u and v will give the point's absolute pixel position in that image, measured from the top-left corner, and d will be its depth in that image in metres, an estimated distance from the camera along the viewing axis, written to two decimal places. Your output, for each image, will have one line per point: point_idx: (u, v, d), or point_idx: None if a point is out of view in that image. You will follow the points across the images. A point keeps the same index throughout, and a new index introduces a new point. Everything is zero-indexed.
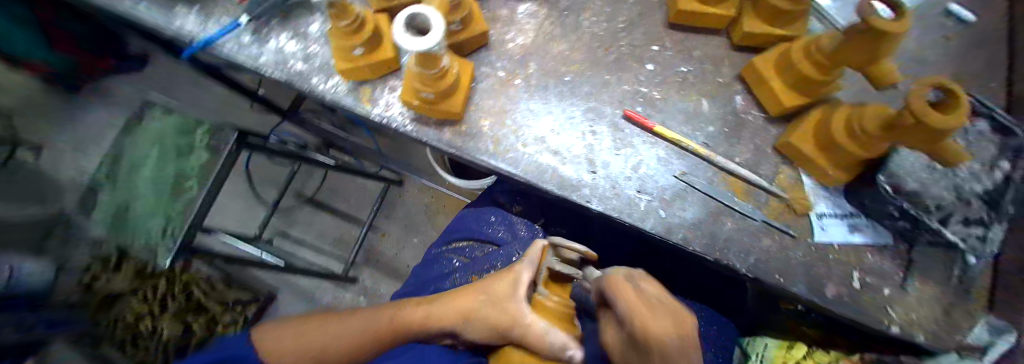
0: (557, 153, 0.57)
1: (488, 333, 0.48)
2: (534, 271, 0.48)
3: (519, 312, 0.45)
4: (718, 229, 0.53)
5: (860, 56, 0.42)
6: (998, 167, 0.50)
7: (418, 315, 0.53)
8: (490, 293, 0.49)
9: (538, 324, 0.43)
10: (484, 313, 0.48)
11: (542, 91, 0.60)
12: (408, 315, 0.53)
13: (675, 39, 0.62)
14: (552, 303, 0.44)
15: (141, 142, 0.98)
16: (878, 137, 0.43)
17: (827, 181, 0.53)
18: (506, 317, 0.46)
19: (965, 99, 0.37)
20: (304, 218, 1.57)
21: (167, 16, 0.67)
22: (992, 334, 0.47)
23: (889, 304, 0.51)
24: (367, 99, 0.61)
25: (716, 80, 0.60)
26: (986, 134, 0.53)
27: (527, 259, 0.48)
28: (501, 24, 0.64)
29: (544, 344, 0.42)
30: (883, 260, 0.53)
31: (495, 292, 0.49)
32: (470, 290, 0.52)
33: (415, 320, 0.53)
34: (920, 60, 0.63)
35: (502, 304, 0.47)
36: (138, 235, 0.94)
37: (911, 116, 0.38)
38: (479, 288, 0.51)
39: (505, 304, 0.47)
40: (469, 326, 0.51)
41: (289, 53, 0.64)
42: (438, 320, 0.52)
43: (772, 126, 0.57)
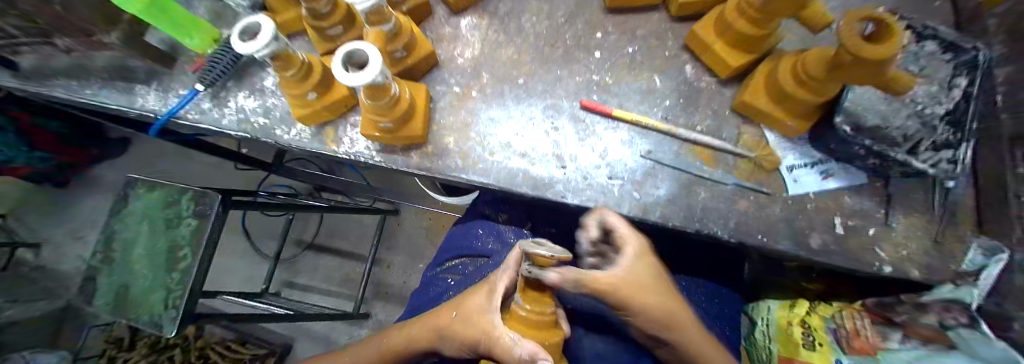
0: (524, 156, 0.57)
1: (464, 350, 0.46)
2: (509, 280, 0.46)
3: (491, 324, 0.43)
4: (694, 200, 0.53)
5: (787, 7, 0.43)
6: (956, 85, 0.48)
7: (400, 339, 0.51)
8: (464, 309, 0.47)
9: (509, 335, 0.41)
10: (457, 330, 0.46)
11: (499, 98, 0.61)
12: (391, 341, 0.52)
13: (617, 23, 0.63)
14: (524, 314, 0.40)
15: (130, 222, 0.99)
16: (825, 81, 0.43)
17: (790, 133, 0.53)
18: (478, 332, 0.44)
19: (897, 27, 0.37)
20: (307, 266, 1.57)
21: (128, 97, 0.69)
22: (985, 257, 0.47)
23: (877, 243, 0.51)
24: (333, 139, 0.62)
25: (664, 54, 0.61)
26: (936, 55, 0.50)
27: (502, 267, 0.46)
28: (447, 42, 0.65)
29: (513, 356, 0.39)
30: (863, 200, 0.53)
31: (469, 306, 0.47)
32: (447, 307, 0.50)
33: (397, 346, 0.51)
34: None
35: (475, 318, 0.45)
36: (139, 313, 0.92)
37: (848, 55, 0.38)
38: (453, 305, 0.49)
39: (479, 317, 0.45)
40: (446, 343, 0.48)
41: (249, 110, 0.65)
42: (417, 342, 0.50)
43: (727, 88, 0.58)
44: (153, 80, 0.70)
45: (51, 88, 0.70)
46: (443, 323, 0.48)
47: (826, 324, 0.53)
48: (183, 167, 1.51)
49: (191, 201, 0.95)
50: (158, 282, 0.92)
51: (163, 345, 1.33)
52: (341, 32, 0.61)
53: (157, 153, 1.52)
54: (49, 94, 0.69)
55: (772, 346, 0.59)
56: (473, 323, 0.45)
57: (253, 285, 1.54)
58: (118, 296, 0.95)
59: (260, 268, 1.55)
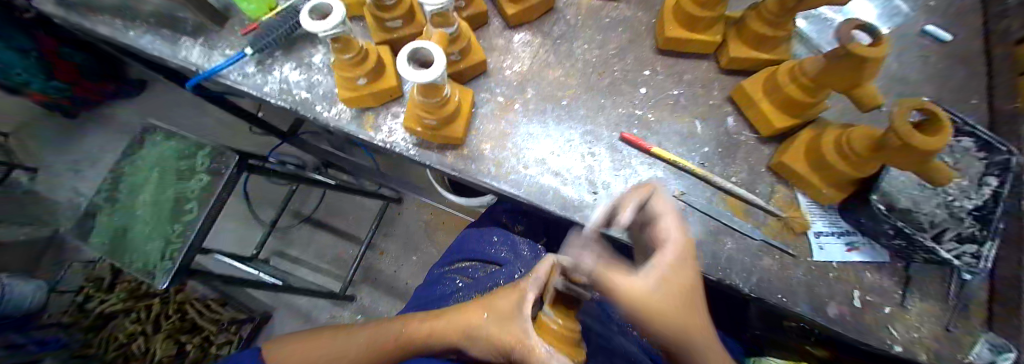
0: (558, 175, 0.58)
1: (490, 354, 0.44)
2: (540, 290, 0.44)
3: (523, 332, 0.41)
4: (718, 249, 0.54)
5: (842, 80, 0.45)
6: (986, 183, 0.50)
7: (422, 331, 0.50)
8: (495, 311, 0.45)
9: (542, 347, 0.40)
10: (488, 332, 0.44)
11: (541, 115, 0.62)
12: (412, 331, 0.50)
13: (665, 64, 0.65)
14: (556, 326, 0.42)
15: (141, 167, 0.98)
16: (868, 158, 0.44)
17: (822, 200, 0.54)
18: (510, 338, 0.42)
19: (947, 120, 0.39)
20: (302, 240, 1.56)
21: (172, 48, 0.69)
22: (994, 353, 0.48)
23: (890, 322, 0.51)
24: (371, 125, 0.62)
25: (708, 103, 0.62)
26: (971, 151, 0.53)
27: (534, 276, 0.44)
28: (498, 53, 0.67)
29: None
30: (881, 278, 0.54)
31: (500, 309, 0.45)
32: (476, 307, 0.48)
33: (418, 336, 0.49)
34: (902, 79, 0.65)
35: (507, 323, 0.43)
36: (132, 261, 0.90)
37: (896, 138, 0.39)
38: (484, 304, 0.48)
39: (510, 322, 0.43)
40: (471, 344, 0.47)
41: (293, 82, 0.66)
42: (441, 338, 0.48)
43: (764, 146, 0.59)
44: (199, 34, 0.70)
45: (97, 25, 0.70)
46: (472, 323, 0.46)
47: None
48: (198, 120, 1.50)
49: (207, 157, 0.96)
50: (158, 231, 0.91)
51: (143, 293, 1.26)
52: (400, 25, 0.62)
53: (173, 101, 1.51)
54: (95, 31, 0.70)
55: None
56: (506, 329, 0.43)
57: (245, 249, 1.52)
58: (114, 238, 0.93)
59: (254, 234, 1.54)
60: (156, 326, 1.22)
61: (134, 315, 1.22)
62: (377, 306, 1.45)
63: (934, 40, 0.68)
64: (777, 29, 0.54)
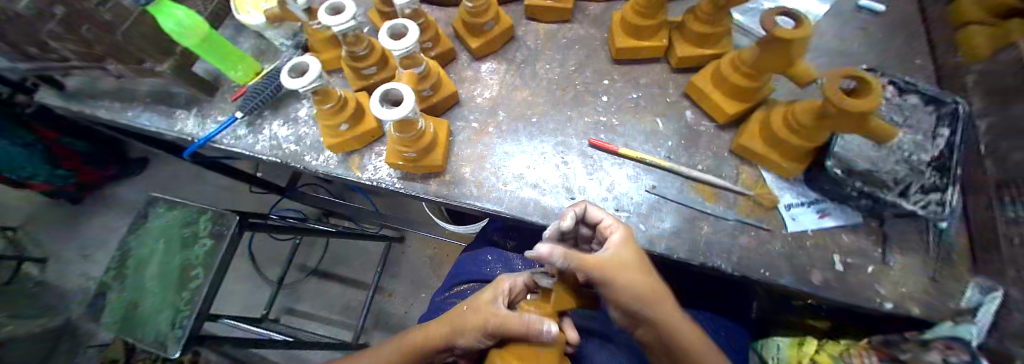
0: (536, 186, 0.61)
1: (478, 341, 0.47)
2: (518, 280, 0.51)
3: (497, 309, 0.46)
4: (697, 234, 0.56)
5: (775, 62, 0.49)
6: (939, 135, 0.53)
7: (415, 338, 0.52)
8: (473, 302, 0.50)
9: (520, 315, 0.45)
10: (468, 319, 0.48)
11: (513, 134, 0.66)
12: (408, 340, 0.53)
13: (622, 71, 0.70)
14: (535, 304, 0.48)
15: (147, 239, 1.02)
16: (816, 129, 0.47)
17: (787, 174, 0.57)
18: (485, 317, 0.46)
19: (875, 83, 0.42)
20: (310, 291, 1.56)
21: (169, 122, 0.74)
22: (981, 295, 0.49)
23: (876, 282, 0.52)
24: (357, 166, 0.66)
25: (666, 100, 0.66)
26: (920, 106, 0.56)
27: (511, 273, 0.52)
28: (468, 84, 0.72)
29: (522, 323, 0.44)
30: (859, 239, 0.55)
31: (477, 299, 0.50)
32: (458, 304, 0.52)
33: (413, 347, 0.52)
34: (845, 53, 0.70)
35: (481, 307, 0.48)
36: (144, 333, 0.92)
37: (832, 106, 0.42)
38: (465, 301, 0.52)
39: (486, 306, 0.48)
40: (459, 338, 0.49)
41: (281, 137, 0.70)
42: (433, 338, 0.50)
43: (725, 132, 0.63)
44: (193, 107, 0.76)
45: (97, 110, 0.76)
46: (456, 316, 0.50)
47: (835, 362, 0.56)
48: (199, 188, 1.56)
49: (209, 221, 0.99)
50: (165, 302, 0.93)
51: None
52: (375, 72, 0.67)
53: (175, 174, 1.57)
54: (95, 116, 0.75)
55: None
56: (480, 311, 0.47)
57: (253, 309, 1.53)
58: (124, 310, 0.95)
59: (262, 293, 1.55)
60: None
61: None
62: None
63: (867, 13, 0.73)
64: (709, 25, 0.59)
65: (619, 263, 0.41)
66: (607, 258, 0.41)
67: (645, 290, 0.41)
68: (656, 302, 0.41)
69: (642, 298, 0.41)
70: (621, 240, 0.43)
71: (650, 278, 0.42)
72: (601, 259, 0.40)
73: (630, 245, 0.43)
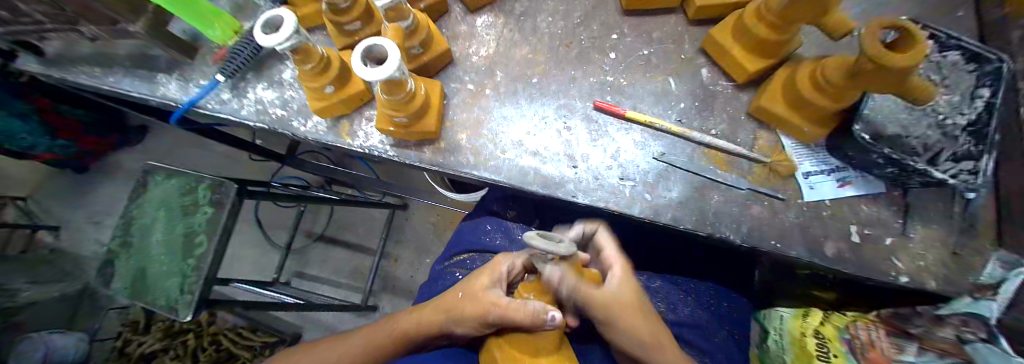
0: (536, 154, 0.58)
1: (474, 329, 0.48)
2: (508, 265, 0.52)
3: (496, 296, 0.46)
4: (705, 204, 0.53)
5: (805, 11, 0.43)
6: (979, 96, 0.47)
7: (412, 323, 0.52)
8: (469, 289, 0.50)
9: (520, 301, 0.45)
10: (464, 307, 0.48)
11: (512, 97, 0.61)
12: (405, 323, 0.52)
13: (632, 25, 0.63)
14: (531, 288, 0.49)
15: (148, 208, 1.01)
16: (841, 86, 0.43)
17: (807, 139, 0.52)
18: (484, 305, 0.47)
19: (920, 32, 0.37)
20: (318, 257, 1.59)
21: (151, 85, 0.70)
22: (1004, 270, 0.45)
23: (893, 253, 0.50)
24: (347, 133, 0.63)
25: (680, 57, 0.60)
26: (960, 65, 0.49)
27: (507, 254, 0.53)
28: (463, 41, 0.66)
29: (523, 313, 0.43)
30: (880, 209, 0.52)
31: (474, 284, 0.50)
32: (450, 291, 0.52)
33: (409, 330, 0.52)
34: (882, 2, 0.62)
35: (478, 294, 0.48)
36: (155, 297, 0.94)
37: (868, 60, 0.37)
38: (460, 285, 0.52)
39: (482, 293, 0.48)
40: (452, 323, 0.50)
41: (268, 102, 0.67)
42: (428, 325, 0.51)
43: (743, 92, 0.57)
44: (174, 69, 0.71)
45: (76, 75, 0.71)
46: (450, 304, 0.50)
47: (840, 334, 0.53)
48: (198, 156, 1.53)
49: (208, 189, 0.96)
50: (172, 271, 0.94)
51: (178, 330, 1.30)
52: (360, 28, 0.62)
53: (173, 141, 1.55)
54: (73, 80, 0.71)
55: (787, 356, 0.59)
56: (477, 300, 0.48)
57: (264, 273, 1.57)
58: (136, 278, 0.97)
59: (271, 258, 1.58)
60: (195, 359, 1.25)
61: (172, 351, 1.25)
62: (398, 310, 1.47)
63: None
64: None
65: (620, 302, 0.45)
66: (609, 291, 0.46)
67: (640, 332, 0.45)
68: (659, 345, 0.45)
69: (645, 343, 0.44)
70: (624, 275, 0.48)
71: (645, 321, 0.45)
72: (606, 301, 0.45)
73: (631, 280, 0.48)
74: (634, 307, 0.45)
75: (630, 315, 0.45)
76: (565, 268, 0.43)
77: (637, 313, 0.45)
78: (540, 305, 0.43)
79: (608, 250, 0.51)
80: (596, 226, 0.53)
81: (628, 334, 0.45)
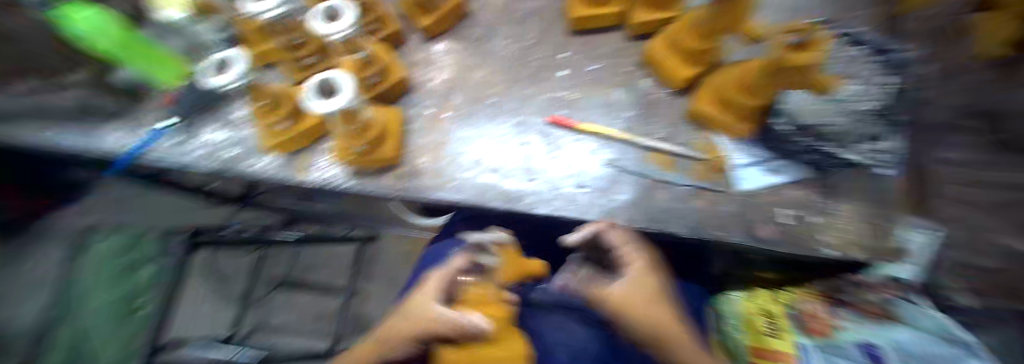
0: (496, 171, 0.60)
1: (408, 347, 0.45)
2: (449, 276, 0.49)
3: (429, 308, 0.45)
4: (656, 202, 0.57)
5: (726, 21, 0.50)
6: (880, 84, 0.58)
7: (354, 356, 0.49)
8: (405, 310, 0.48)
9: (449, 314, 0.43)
10: (399, 324, 0.47)
11: (470, 118, 0.64)
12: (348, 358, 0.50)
13: (579, 44, 0.69)
14: (476, 293, 0.48)
15: None
16: (764, 86, 0.49)
17: (735, 135, 0.59)
18: (418, 320, 0.45)
19: (818, 34, 0.44)
20: (283, 304, 1.50)
21: (89, 135, 0.66)
22: (925, 236, 0.51)
23: (822, 231, 0.54)
24: (301, 167, 0.62)
25: (623, 70, 0.66)
26: (862, 60, 0.61)
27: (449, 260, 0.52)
28: (420, 67, 0.69)
29: (441, 326, 0.43)
30: (806, 191, 0.57)
31: (412, 300, 0.48)
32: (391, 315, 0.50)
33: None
34: (789, 13, 0.72)
35: (413, 310, 0.46)
36: None
37: (777, 60, 0.44)
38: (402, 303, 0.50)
39: (418, 308, 0.46)
40: (388, 344, 0.47)
41: (218, 143, 0.65)
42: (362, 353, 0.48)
43: (680, 97, 0.63)
44: (123, 114, 0.69)
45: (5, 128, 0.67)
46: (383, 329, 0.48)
47: (787, 309, 0.56)
48: None
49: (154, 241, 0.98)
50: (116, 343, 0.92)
51: None
52: (316, 62, 0.64)
53: None
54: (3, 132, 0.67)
55: (738, 337, 0.59)
56: (410, 316, 0.46)
57: (217, 328, 1.39)
58: None
59: (224, 315, 1.42)
60: None
61: None
62: None
63: None
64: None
65: (637, 297, 0.45)
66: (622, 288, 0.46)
67: (656, 325, 0.44)
68: (674, 340, 0.43)
69: (658, 336, 0.43)
70: (642, 273, 0.47)
71: (661, 315, 0.44)
72: (620, 295, 0.45)
73: (649, 272, 0.48)
74: (649, 302, 0.45)
75: (645, 308, 0.44)
76: (501, 258, 0.54)
77: (654, 307, 0.45)
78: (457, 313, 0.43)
79: (621, 248, 0.50)
80: (604, 225, 0.51)
81: (643, 327, 0.44)
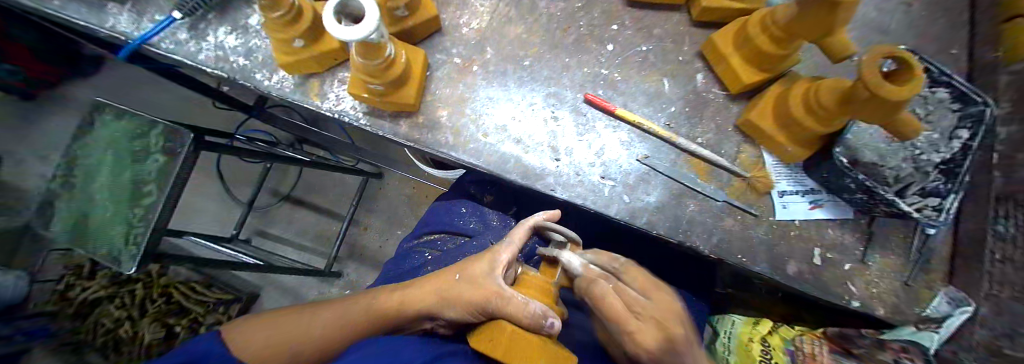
0: (519, 142, 0.55)
1: (466, 316, 0.43)
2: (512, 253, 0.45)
3: (496, 287, 0.41)
4: (681, 211, 0.53)
5: (810, 29, 0.41)
6: (957, 136, 0.49)
7: (396, 298, 0.49)
8: (468, 273, 0.46)
9: (517, 297, 0.38)
10: (459, 290, 0.44)
11: (500, 77, 0.58)
12: (389, 297, 0.50)
13: (635, 17, 0.60)
14: (537, 279, 0.44)
15: (93, 143, 0.83)
16: (837, 113, 0.42)
17: (788, 158, 0.52)
18: (481, 292, 0.42)
19: (920, 67, 0.36)
20: (282, 217, 1.49)
21: (98, 14, 0.61)
22: (951, 307, 0.50)
23: (850, 278, 0.53)
24: (316, 93, 0.58)
25: (678, 59, 0.58)
26: (945, 102, 0.51)
27: (512, 239, 0.47)
28: (454, 8, 0.61)
29: (522, 310, 0.37)
30: (844, 234, 0.54)
31: (472, 270, 0.45)
32: (449, 272, 0.48)
33: (391, 306, 0.49)
34: (881, 29, 0.62)
35: (477, 280, 0.44)
36: (96, 246, 0.81)
37: (865, 89, 0.36)
38: (459, 267, 0.48)
39: (483, 281, 0.43)
40: (441, 305, 0.46)
41: (228, 48, 0.60)
42: (418, 304, 0.48)
43: (734, 103, 0.56)
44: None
45: None
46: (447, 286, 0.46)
47: (785, 344, 0.56)
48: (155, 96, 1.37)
49: (160, 136, 0.80)
50: (116, 217, 0.80)
51: (125, 278, 1.24)
52: None
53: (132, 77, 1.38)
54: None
55: (729, 358, 0.61)
56: (478, 286, 0.42)
57: (222, 228, 1.46)
58: (77, 226, 0.82)
59: (232, 213, 1.47)
60: (142, 310, 1.21)
61: (118, 301, 1.20)
62: (364, 279, 1.40)
63: None
64: None
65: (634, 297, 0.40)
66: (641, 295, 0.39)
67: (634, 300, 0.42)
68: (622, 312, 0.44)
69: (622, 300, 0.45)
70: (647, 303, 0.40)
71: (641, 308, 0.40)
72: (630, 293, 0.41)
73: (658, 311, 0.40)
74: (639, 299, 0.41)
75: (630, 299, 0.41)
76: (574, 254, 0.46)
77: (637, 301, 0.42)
78: (541, 307, 0.37)
79: None
80: None
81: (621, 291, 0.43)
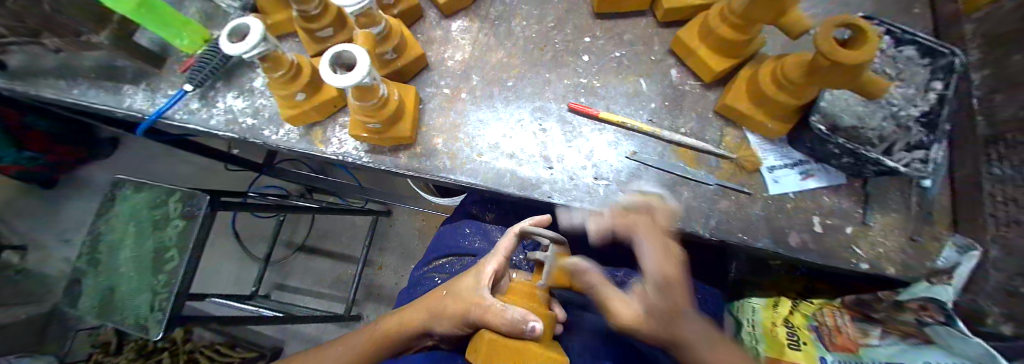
0: (512, 156, 0.58)
1: (455, 328, 0.45)
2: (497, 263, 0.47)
3: (479, 298, 0.42)
4: (677, 200, 0.54)
5: (764, 13, 0.45)
6: (932, 88, 0.51)
7: (394, 322, 0.51)
8: (454, 287, 0.47)
9: (497, 303, 0.40)
10: (449, 305, 0.46)
11: (488, 100, 0.62)
12: (386, 324, 0.52)
13: (605, 27, 0.65)
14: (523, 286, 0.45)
15: (117, 218, 0.88)
16: (804, 85, 0.45)
17: (771, 135, 0.55)
18: (467, 304, 0.43)
19: (871, 31, 0.39)
20: (299, 268, 1.52)
21: (115, 96, 0.66)
22: (959, 254, 0.50)
23: (855, 243, 0.53)
24: (321, 140, 0.62)
25: (650, 59, 0.62)
26: (916, 59, 0.53)
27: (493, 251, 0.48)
28: (438, 45, 0.66)
29: (500, 319, 0.38)
30: (840, 200, 0.55)
31: (459, 284, 0.47)
32: (438, 289, 0.50)
33: (391, 330, 0.51)
34: (839, 3, 0.66)
35: (462, 293, 0.45)
36: (123, 317, 0.83)
37: (825, 58, 0.39)
38: (447, 284, 0.50)
39: (468, 292, 0.44)
40: (436, 322, 0.48)
41: (237, 110, 0.65)
42: (413, 323, 0.50)
43: (710, 91, 0.59)
44: (141, 79, 0.68)
45: (40, 89, 0.65)
46: (435, 303, 0.48)
47: (808, 321, 0.57)
48: (169, 167, 1.44)
49: (178, 202, 0.84)
50: (142, 285, 0.83)
51: (151, 349, 1.26)
52: (332, 34, 0.62)
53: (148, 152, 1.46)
54: (36, 94, 0.65)
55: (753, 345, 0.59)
56: (463, 298, 0.44)
57: (242, 287, 1.48)
58: (104, 300, 0.85)
59: (250, 270, 1.51)
60: None
61: None
62: None
63: None
64: None
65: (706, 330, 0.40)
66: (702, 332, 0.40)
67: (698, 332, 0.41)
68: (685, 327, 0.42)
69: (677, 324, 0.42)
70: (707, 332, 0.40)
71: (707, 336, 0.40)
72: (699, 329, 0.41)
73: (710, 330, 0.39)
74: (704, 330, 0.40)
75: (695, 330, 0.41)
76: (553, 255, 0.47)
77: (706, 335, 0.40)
78: (518, 312, 0.37)
79: None
80: None
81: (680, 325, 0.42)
